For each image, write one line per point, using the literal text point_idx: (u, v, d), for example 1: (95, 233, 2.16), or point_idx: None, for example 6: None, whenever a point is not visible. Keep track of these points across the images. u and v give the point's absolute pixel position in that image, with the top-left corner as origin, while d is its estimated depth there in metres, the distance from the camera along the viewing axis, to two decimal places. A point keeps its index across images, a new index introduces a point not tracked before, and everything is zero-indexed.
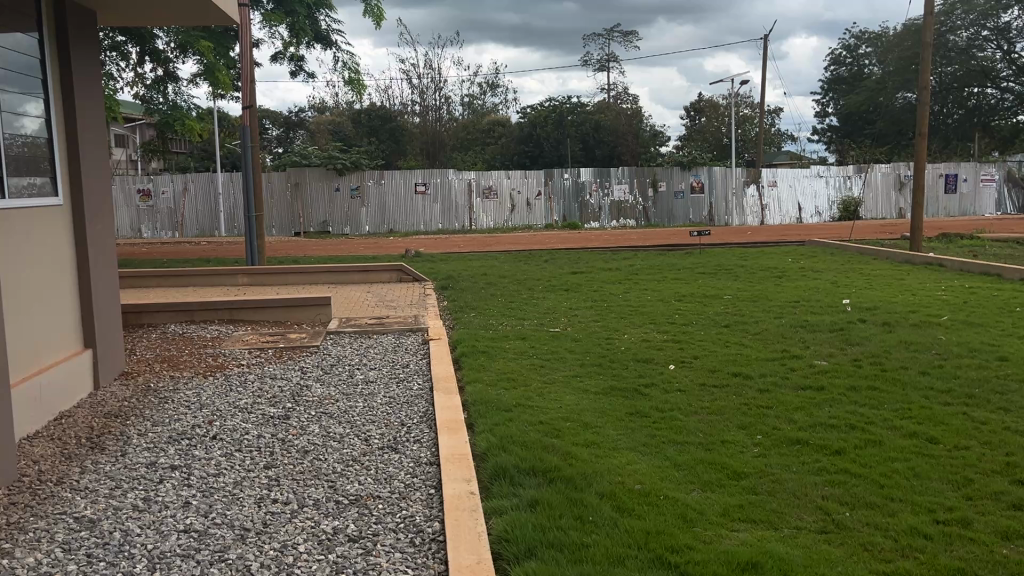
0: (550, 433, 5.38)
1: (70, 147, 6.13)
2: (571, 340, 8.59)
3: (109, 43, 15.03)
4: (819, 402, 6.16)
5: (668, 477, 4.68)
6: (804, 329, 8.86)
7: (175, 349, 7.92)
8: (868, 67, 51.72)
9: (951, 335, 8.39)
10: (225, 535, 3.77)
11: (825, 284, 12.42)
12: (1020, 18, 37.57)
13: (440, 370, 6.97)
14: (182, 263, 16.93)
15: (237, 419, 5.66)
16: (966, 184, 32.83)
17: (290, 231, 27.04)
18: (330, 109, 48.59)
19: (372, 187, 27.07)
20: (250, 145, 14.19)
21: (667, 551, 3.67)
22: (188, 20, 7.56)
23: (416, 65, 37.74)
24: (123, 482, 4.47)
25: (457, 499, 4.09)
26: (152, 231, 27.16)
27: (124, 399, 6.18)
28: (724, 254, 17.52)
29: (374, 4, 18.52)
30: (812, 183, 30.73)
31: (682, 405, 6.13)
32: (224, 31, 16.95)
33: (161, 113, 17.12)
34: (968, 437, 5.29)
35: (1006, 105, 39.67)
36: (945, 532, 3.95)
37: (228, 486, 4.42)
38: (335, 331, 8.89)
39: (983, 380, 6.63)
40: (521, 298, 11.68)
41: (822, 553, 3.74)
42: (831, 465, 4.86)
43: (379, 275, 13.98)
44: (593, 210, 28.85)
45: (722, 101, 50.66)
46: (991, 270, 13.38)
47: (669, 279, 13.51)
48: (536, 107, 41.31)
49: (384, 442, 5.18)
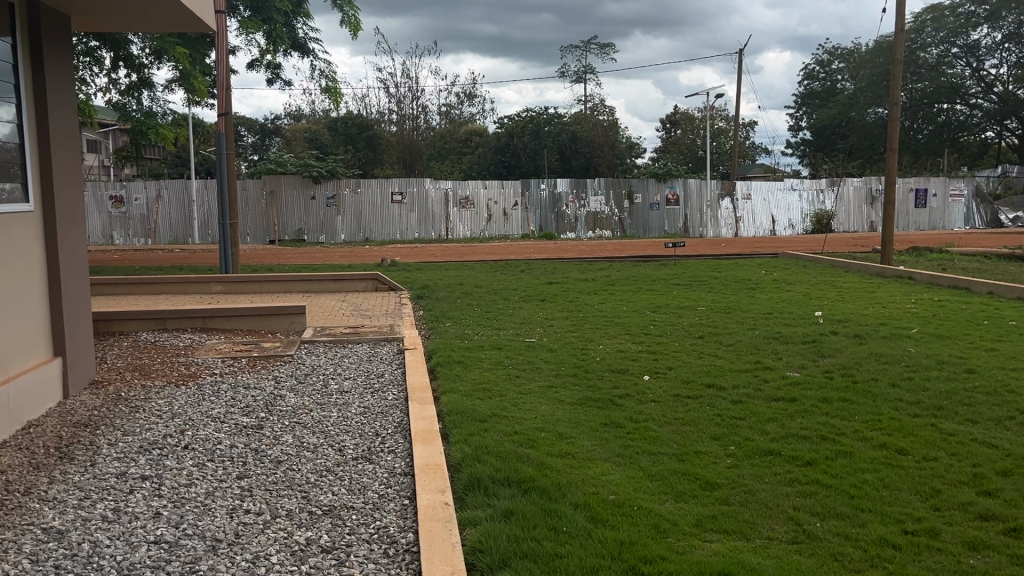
0: (524, 443, 5.39)
1: (43, 156, 6.07)
2: (547, 350, 8.61)
3: (82, 48, 14.89)
4: (791, 413, 6.24)
5: (641, 487, 4.71)
6: (778, 341, 8.97)
7: (146, 357, 7.87)
8: (841, 82, 52.42)
9: (921, 347, 8.52)
10: (196, 546, 3.74)
11: (798, 295, 12.59)
12: (989, 36, 38.94)
13: (416, 380, 6.93)
14: (153, 271, 16.79)
15: (209, 429, 5.61)
16: (936, 199, 33.40)
17: (264, 239, 26.82)
18: (308, 117, 48.52)
19: (348, 196, 27.00)
20: (226, 153, 14.03)
21: (641, 562, 3.69)
22: (166, 26, 7.49)
23: (394, 74, 37.91)
24: (91, 492, 4.42)
25: (432, 510, 4.07)
26: (124, 238, 26.91)
27: (94, 408, 6.10)
28: (699, 266, 17.64)
29: (351, 14, 18.50)
30: (786, 196, 31.05)
31: (656, 416, 6.18)
32: (200, 37, 16.83)
33: (135, 120, 16.94)
34: (936, 448, 5.38)
35: (974, 121, 40.33)
36: (915, 542, 4.01)
37: (200, 496, 4.38)
38: (309, 340, 8.85)
39: (951, 392, 6.73)
40: (498, 308, 11.72)
41: (792, 562, 3.78)
42: (802, 476, 4.91)
43: (354, 283, 13.96)
44: (569, 220, 29.01)
45: (697, 113, 51.33)
46: (959, 283, 13.66)
47: (644, 290, 13.63)
48: (514, 117, 41.41)
49: (359, 452, 5.16)
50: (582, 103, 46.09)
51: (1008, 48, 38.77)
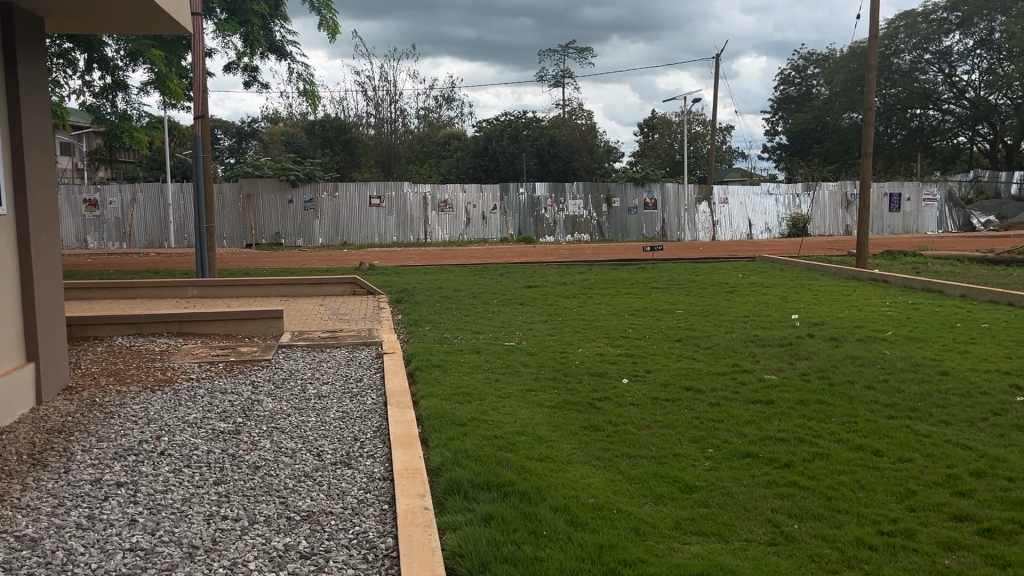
0: (504, 447, 5.38)
1: (15, 160, 6.00)
2: (526, 354, 8.61)
3: (55, 50, 14.70)
4: (769, 415, 6.28)
5: (621, 490, 4.72)
6: (755, 343, 9.03)
7: (122, 362, 7.77)
8: (816, 87, 52.94)
9: (895, 349, 8.62)
10: (173, 553, 3.70)
11: (775, 298, 12.69)
12: (961, 42, 39.57)
13: (395, 384, 6.90)
14: (129, 274, 16.64)
15: (186, 434, 5.56)
16: (910, 203, 33.81)
17: (241, 243, 26.59)
18: (285, 120, 48.27)
19: (326, 200, 26.89)
20: (202, 156, 13.94)
21: (621, 565, 3.69)
22: (143, 29, 7.43)
23: (372, 78, 37.80)
24: (65, 499, 4.35)
25: (411, 515, 4.06)
26: (98, 242, 26.61)
27: (67, 414, 6.02)
28: (677, 270, 17.71)
29: (328, 17, 18.43)
30: (762, 200, 31.30)
31: (635, 419, 6.20)
32: (177, 39, 16.71)
33: (109, 122, 16.77)
34: (911, 449, 5.45)
35: (947, 127, 40.86)
36: (890, 543, 4.05)
37: (177, 502, 4.34)
38: (287, 344, 8.78)
39: (926, 394, 6.81)
40: (477, 312, 11.70)
41: (770, 564, 3.80)
42: (780, 478, 4.95)
43: (333, 287, 13.90)
44: (547, 223, 29.09)
45: (674, 118, 51.62)
46: (934, 286, 13.83)
47: (622, 293, 13.69)
48: (492, 120, 41.33)
49: (338, 457, 5.14)
50: (560, 107, 46.14)
51: (979, 54, 39.46)
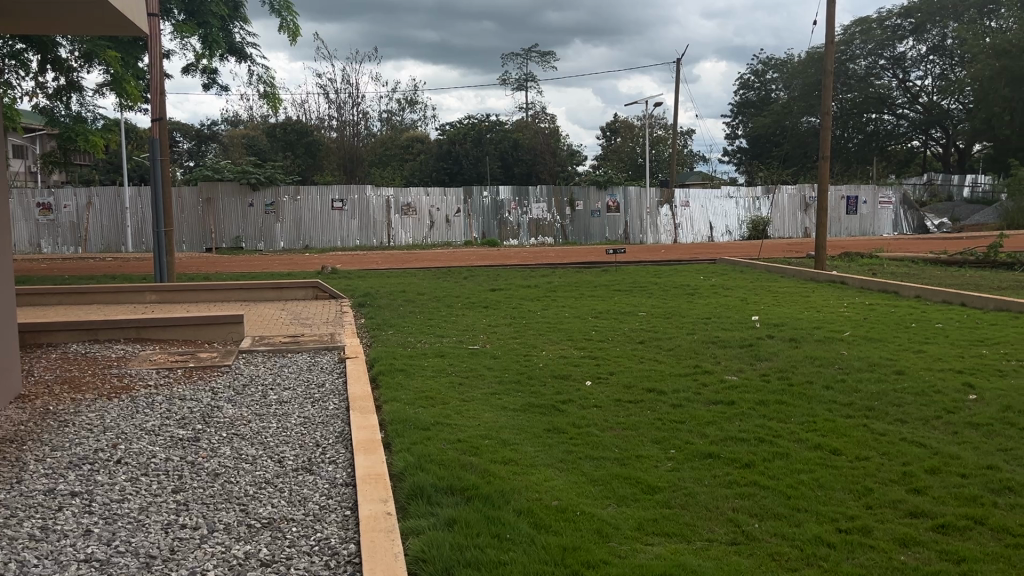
0: (468, 451, 5.38)
1: None
2: (490, 357, 8.61)
3: (6, 50, 14.36)
4: (730, 416, 6.34)
5: (584, 492, 4.73)
6: (716, 345, 9.10)
7: (77, 370, 7.59)
8: (775, 92, 53.77)
9: (852, 349, 8.75)
10: (129, 564, 3.63)
11: (735, 300, 12.83)
12: (914, 48, 40.57)
13: (358, 389, 6.83)
14: (85, 280, 16.30)
15: (143, 442, 5.45)
16: (866, 206, 34.45)
17: (201, 247, 26.14)
18: (245, 123, 47.71)
19: (287, 203, 26.64)
20: (161, 159, 13.75)
21: (583, 566, 3.71)
22: (96, 29, 7.28)
23: (334, 80, 37.62)
24: (17, 510, 4.25)
25: (373, 520, 4.03)
26: (52, 246, 26.04)
27: (20, 423, 5.87)
28: (639, 272, 17.82)
29: (289, 19, 18.27)
30: (722, 203, 31.68)
31: (597, 421, 6.22)
32: (133, 40, 16.44)
33: (63, 125, 16.43)
34: (868, 448, 5.54)
35: (902, 131, 41.74)
36: (848, 540, 4.11)
37: (133, 512, 4.25)
38: (247, 349, 8.66)
39: (881, 393, 6.92)
40: (441, 315, 11.66)
41: (731, 563, 3.84)
42: (740, 478, 5.00)
43: (294, 291, 13.74)
44: (511, 227, 29.13)
45: (636, 122, 52.03)
46: (889, 287, 14.09)
47: (586, 296, 13.73)
48: (455, 124, 41.19)
49: (299, 463, 5.08)
50: (523, 110, 46.20)
51: (931, 60, 40.45)
